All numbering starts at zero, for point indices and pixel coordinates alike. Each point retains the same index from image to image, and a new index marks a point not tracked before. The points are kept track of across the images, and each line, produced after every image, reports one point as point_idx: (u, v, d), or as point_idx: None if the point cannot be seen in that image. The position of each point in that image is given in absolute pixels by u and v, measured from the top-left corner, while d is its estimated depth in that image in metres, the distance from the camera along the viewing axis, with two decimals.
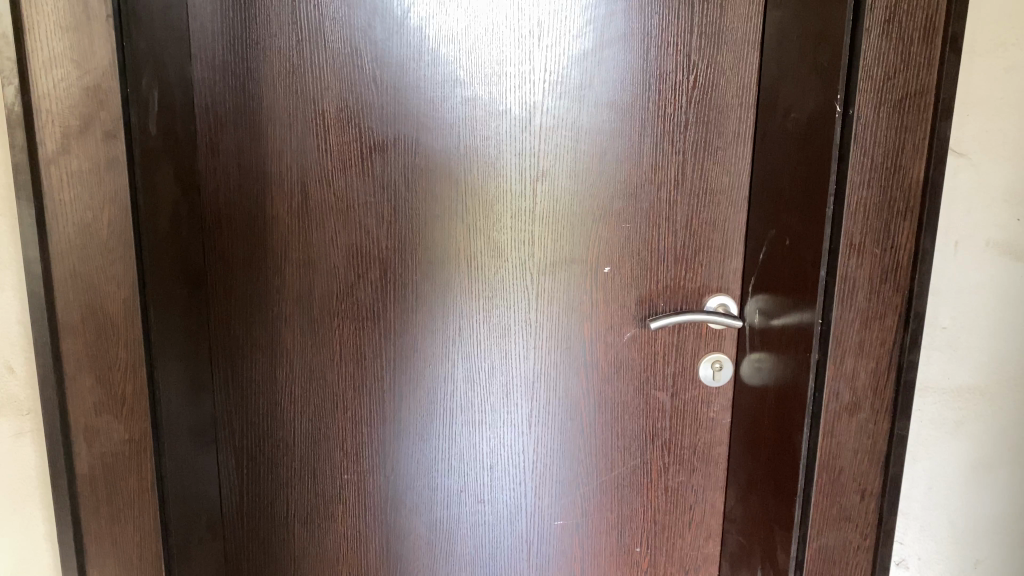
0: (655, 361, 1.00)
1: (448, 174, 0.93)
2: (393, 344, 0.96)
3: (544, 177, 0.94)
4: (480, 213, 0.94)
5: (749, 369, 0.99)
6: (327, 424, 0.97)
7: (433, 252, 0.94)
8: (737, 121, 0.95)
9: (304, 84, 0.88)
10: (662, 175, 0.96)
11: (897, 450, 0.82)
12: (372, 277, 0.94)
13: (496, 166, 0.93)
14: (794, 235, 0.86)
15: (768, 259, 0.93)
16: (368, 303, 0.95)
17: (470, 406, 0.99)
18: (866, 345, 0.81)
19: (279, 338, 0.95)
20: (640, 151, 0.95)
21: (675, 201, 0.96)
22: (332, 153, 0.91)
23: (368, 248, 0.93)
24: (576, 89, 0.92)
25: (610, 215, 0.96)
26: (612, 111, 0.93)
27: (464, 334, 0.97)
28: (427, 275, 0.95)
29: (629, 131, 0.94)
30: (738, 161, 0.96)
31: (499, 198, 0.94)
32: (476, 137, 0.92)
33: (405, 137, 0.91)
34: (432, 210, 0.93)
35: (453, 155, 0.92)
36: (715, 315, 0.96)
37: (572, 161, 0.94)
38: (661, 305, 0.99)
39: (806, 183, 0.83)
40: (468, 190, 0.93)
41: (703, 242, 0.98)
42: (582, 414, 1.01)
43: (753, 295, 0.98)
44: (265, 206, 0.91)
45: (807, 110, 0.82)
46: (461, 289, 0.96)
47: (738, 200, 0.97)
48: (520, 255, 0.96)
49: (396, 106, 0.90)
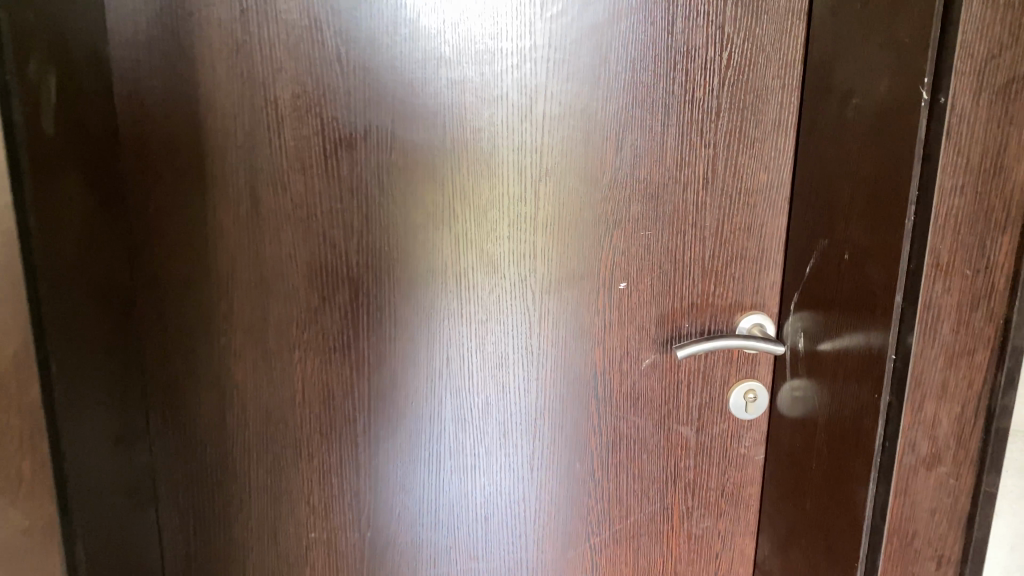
0: (679, 391, 0.85)
1: (429, 174, 0.76)
2: (366, 379, 0.80)
3: (548, 176, 0.78)
4: (470, 221, 0.78)
5: (790, 399, 0.84)
6: (289, 475, 0.81)
7: (415, 269, 0.78)
8: (778, 107, 0.79)
9: (252, 66, 0.71)
10: (688, 172, 0.79)
11: (984, 510, 0.67)
12: (340, 299, 0.77)
13: (490, 165, 0.77)
14: (856, 247, 0.71)
15: (819, 273, 0.77)
16: (336, 331, 0.78)
17: (460, 449, 0.83)
18: (951, 387, 0.66)
19: (228, 375, 0.78)
20: (664, 143, 0.78)
21: (704, 203, 0.80)
22: (289, 149, 0.74)
23: (334, 264, 0.77)
24: (586, 70, 0.76)
25: (627, 221, 0.80)
26: (631, 96, 0.77)
27: (453, 366, 0.81)
28: (408, 296, 0.78)
29: (651, 120, 0.78)
30: (778, 155, 0.80)
31: (494, 202, 0.78)
32: (466, 129, 0.75)
33: (377, 130, 0.74)
34: (413, 218, 0.77)
35: (436, 151, 0.75)
36: (751, 340, 0.80)
37: (581, 157, 0.78)
38: (686, 327, 0.84)
39: (875, 186, 0.67)
40: (456, 195, 0.77)
41: (736, 250, 0.82)
42: (593, 454, 0.86)
43: (796, 313, 0.82)
44: (207, 215, 0.74)
45: (878, 95, 0.66)
46: (449, 313, 0.79)
47: (777, 201, 0.82)
48: (518, 270, 0.80)
49: (365, 92, 0.73)
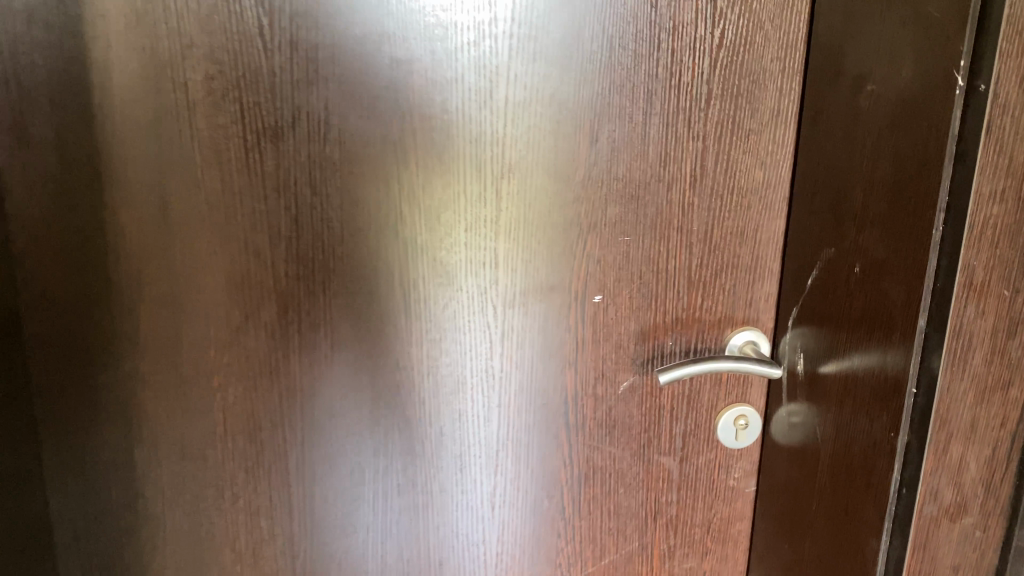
0: (661, 418, 0.75)
1: (370, 170, 0.65)
2: (300, 408, 0.69)
3: (511, 173, 0.67)
4: (420, 224, 0.67)
5: (786, 426, 0.74)
6: (211, 518, 0.71)
7: (355, 282, 0.67)
8: (778, 94, 0.68)
9: (156, 41, 0.60)
10: (673, 169, 0.69)
11: (1015, 567, 0.56)
12: (266, 315, 0.66)
13: (443, 159, 0.66)
14: (870, 259, 0.61)
15: (823, 285, 0.67)
16: (263, 352, 0.67)
17: (410, 486, 0.73)
18: (981, 426, 0.55)
19: (136, 406, 0.67)
20: (645, 135, 0.68)
21: (691, 204, 0.70)
22: (203, 141, 0.62)
23: (259, 275, 0.66)
24: (556, 49, 0.65)
25: (603, 225, 0.69)
26: (607, 80, 0.66)
27: (401, 394, 0.70)
28: (347, 313, 0.68)
29: (630, 108, 0.67)
30: (777, 149, 0.70)
31: (447, 204, 0.67)
32: (413, 117, 0.64)
33: (307, 118, 0.63)
34: (352, 223, 0.66)
35: (377, 143, 0.64)
36: (744, 363, 0.70)
37: (550, 150, 0.67)
38: (670, 345, 0.73)
39: (896, 188, 0.57)
40: (402, 194, 0.66)
41: (727, 259, 0.72)
42: (562, 489, 0.76)
43: (795, 329, 0.72)
44: (105, 219, 0.63)
45: (902, 81, 0.56)
46: (395, 332, 0.69)
47: (775, 202, 0.71)
48: (477, 282, 0.69)
49: (292, 72, 0.62)
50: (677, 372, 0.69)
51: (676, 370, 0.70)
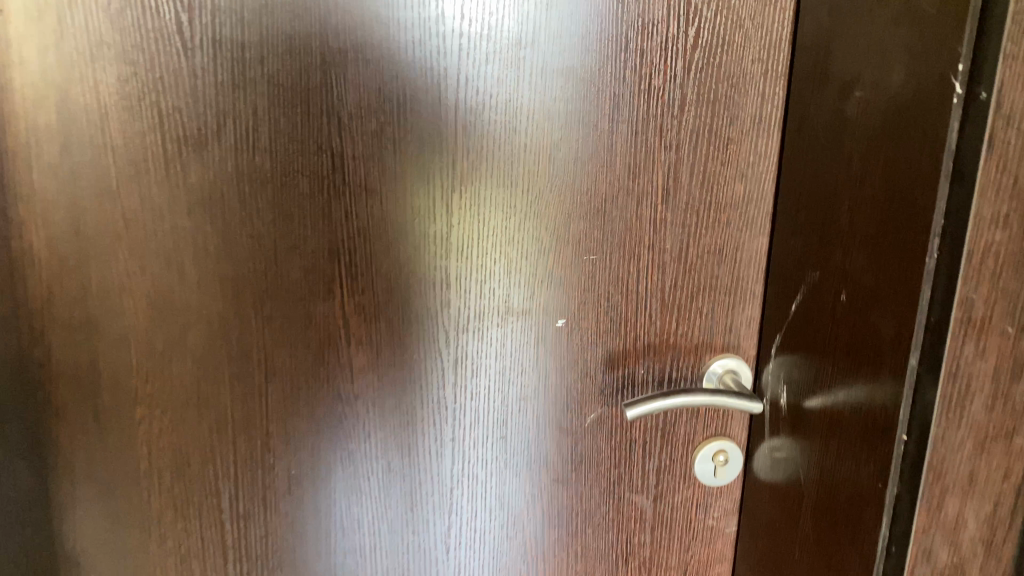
0: (632, 453, 0.69)
1: (305, 181, 0.58)
2: (232, 443, 0.63)
3: (463, 185, 0.61)
4: (361, 242, 0.60)
5: (768, 463, 0.68)
6: (138, 560, 0.65)
7: (290, 305, 0.61)
8: (760, 99, 0.62)
9: (63, 39, 0.54)
10: (643, 181, 0.62)
11: None
12: (192, 341, 0.60)
13: (387, 170, 0.59)
14: (859, 286, 0.54)
15: (808, 312, 0.61)
16: (189, 382, 0.61)
17: (356, 526, 0.67)
18: (981, 481, 0.48)
19: (50, 439, 0.61)
20: (612, 144, 0.61)
21: (663, 220, 0.63)
22: (118, 150, 0.56)
23: (184, 298, 0.59)
24: (511, 48, 0.58)
25: (566, 242, 0.63)
26: (569, 83, 0.60)
27: (343, 427, 0.64)
28: (282, 339, 0.61)
29: (595, 115, 0.60)
30: (759, 160, 0.63)
31: (392, 220, 0.60)
32: (352, 123, 0.58)
33: (234, 124, 0.57)
34: (285, 240, 0.59)
35: (313, 151, 0.58)
36: (722, 397, 0.63)
37: (506, 161, 0.61)
38: (641, 374, 0.67)
39: (886, 208, 0.50)
40: (341, 209, 0.59)
41: (704, 280, 0.65)
42: (524, 529, 0.70)
43: (778, 358, 0.66)
44: (9, 236, 0.57)
45: (893, 88, 0.49)
46: (336, 359, 0.62)
47: (757, 218, 0.65)
48: (427, 305, 0.63)
49: (215, 74, 0.55)
50: (643, 405, 0.63)
51: (643, 403, 0.63)
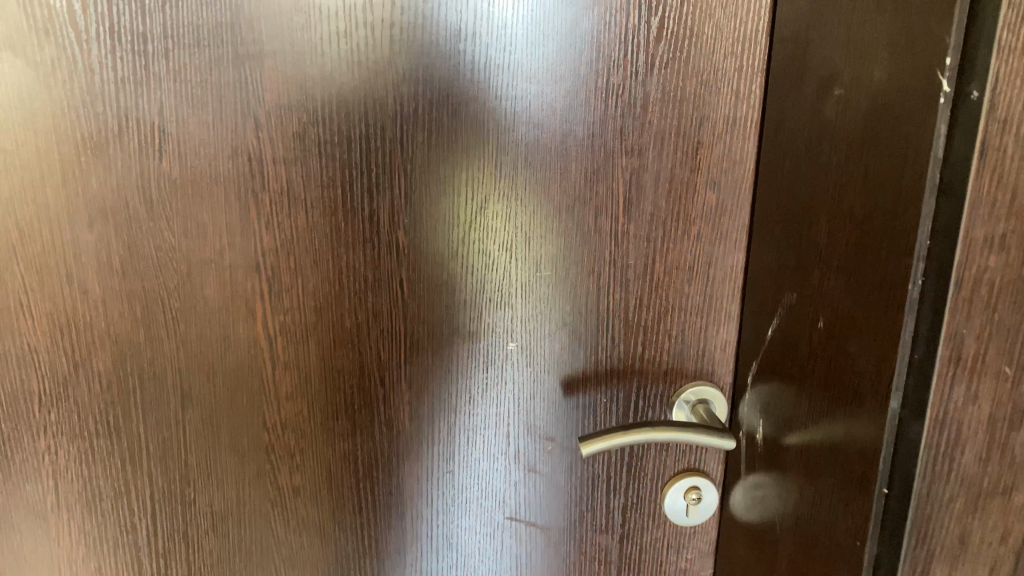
0: (594, 489, 0.62)
1: (219, 189, 0.53)
2: (147, 475, 0.57)
3: (398, 195, 0.54)
4: (283, 256, 0.54)
5: (745, 502, 0.61)
6: None
7: (207, 326, 0.55)
8: (734, 98, 0.55)
9: None
10: (601, 190, 0.56)
11: None
12: (98, 365, 0.55)
13: (312, 177, 0.53)
14: (836, 313, 0.47)
15: (785, 339, 0.54)
16: (96, 410, 0.56)
17: (289, 566, 0.61)
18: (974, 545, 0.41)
19: None
20: (566, 148, 0.55)
21: (625, 234, 0.57)
22: (10, 155, 0.51)
23: (89, 318, 0.54)
24: (448, 39, 0.51)
25: (515, 256, 0.57)
26: (515, 79, 0.53)
27: (271, 461, 0.58)
28: (200, 364, 0.56)
29: (546, 115, 0.54)
30: (733, 166, 0.56)
31: (319, 232, 0.54)
32: (271, 125, 0.52)
33: (138, 127, 0.51)
34: (199, 254, 0.54)
35: (227, 156, 0.52)
36: (688, 434, 0.56)
37: (448, 166, 0.54)
38: (603, 403, 0.60)
39: (866, 225, 0.44)
40: (260, 220, 0.53)
41: (673, 301, 0.59)
42: (474, 568, 0.64)
43: (755, 388, 0.59)
44: None
45: (875, 85, 0.42)
46: (259, 386, 0.56)
47: (732, 231, 0.58)
48: (360, 328, 0.56)
49: (114, 69, 0.50)
50: (596, 440, 0.55)
51: (597, 439, 0.56)
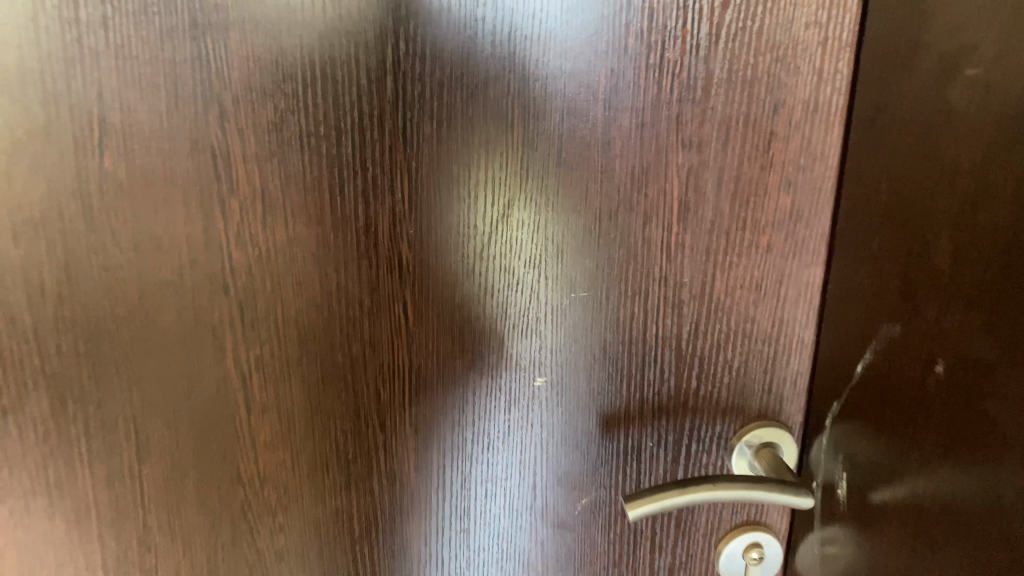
0: (636, 545, 0.52)
1: (177, 194, 0.42)
2: (98, 539, 0.47)
3: (400, 200, 0.44)
4: (258, 277, 0.44)
5: (815, 564, 0.51)
6: None
7: (166, 361, 0.45)
8: (817, 79, 0.44)
9: None
10: (652, 193, 0.45)
11: None
12: (32, 411, 0.44)
13: (293, 178, 0.42)
14: (960, 359, 0.36)
15: (880, 380, 0.43)
16: (32, 466, 0.45)
17: None
18: None
19: None
20: (608, 140, 0.44)
21: (679, 246, 0.46)
22: None
23: (17, 354, 0.43)
24: (464, 6, 0.41)
25: (543, 275, 0.46)
26: (546, 56, 0.42)
27: (247, 520, 0.48)
28: (158, 408, 0.45)
29: (585, 99, 0.43)
30: (813, 164, 0.46)
31: (303, 248, 0.44)
32: (240, 113, 0.41)
33: (72, 116, 0.40)
34: (155, 274, 0.43)
35: (185, 153, 0.41)
36: (773, 497, 0.45)
37: (463, 165, 0.44)
38: (648, 448, 0.50)
39: (1011, 249, 0.33)
40: (228, 232, 0.43)
41: (734, 326, 0.48)
42: None
43: (834, 432, 0.48)
44: None
45: None
46: (231, 433, 0.46)
47: (809, 242, 0.47)
48: (356, 361, 0.46)
49: (38, 42, 0.39)
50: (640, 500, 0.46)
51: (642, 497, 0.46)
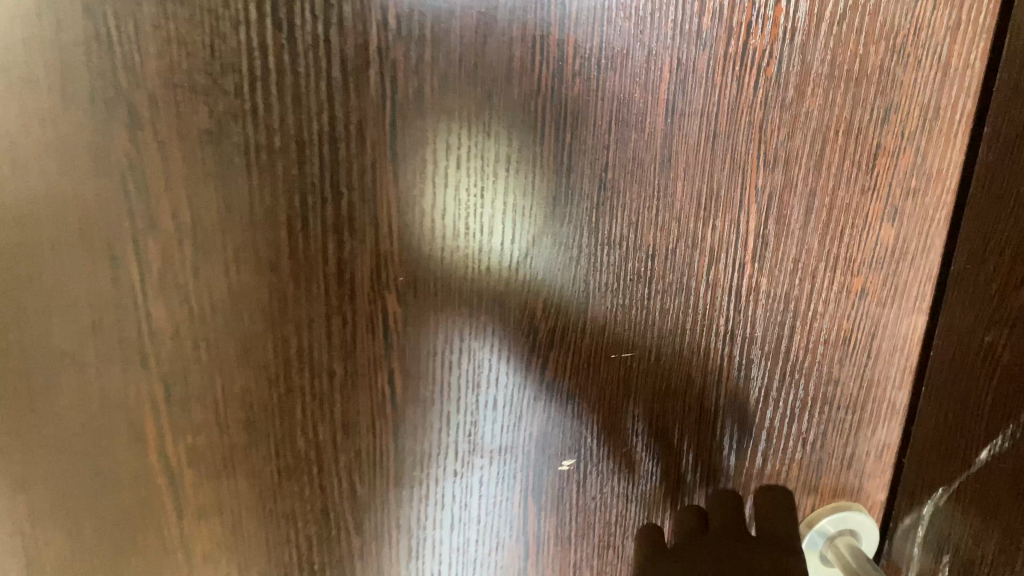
0: None
1: (68, 235, 0.29)
2: None
3: (386, 236, 0.31)
4: (190, 347, 0.31)
5: None
6: None
7: (65, 461, 0.32)
8: (942, 76, 0.33)
9: None
10: (720, 223, 0.35)
11: None
12: None
13: (233, 210, 0.30)
14: None
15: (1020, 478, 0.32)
16: None
17: None
18: None
19: None
20: (668, 156, 0.33)
21: (751, 290, 0.36)
22: None
23: None
24: None
25: (576, 330, 0.35)
26: (593, 41, 0.30)
27: None
28: (57, 520, 0.33)
29: (641, 101, 0.32)
30: (926, 185, 0.36)
31: (250, 304, 0.31)
32: (159, 121, 0.28)
33: None
34: (41, 346, 0.30)
35: (78, 177, 0.28)
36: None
37: (476, 190, 0.32)
38: None
39: None
40: (146, 288, 0.30)
41: (814, 391, 0.39)
42: None
43: (931, 521, 0.39)
44: None
45: None
46: (160, 545, 0.34)
47: (913, 285, 0.38)
48: (322, 450, 0.34)
49: None
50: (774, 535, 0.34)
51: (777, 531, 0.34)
